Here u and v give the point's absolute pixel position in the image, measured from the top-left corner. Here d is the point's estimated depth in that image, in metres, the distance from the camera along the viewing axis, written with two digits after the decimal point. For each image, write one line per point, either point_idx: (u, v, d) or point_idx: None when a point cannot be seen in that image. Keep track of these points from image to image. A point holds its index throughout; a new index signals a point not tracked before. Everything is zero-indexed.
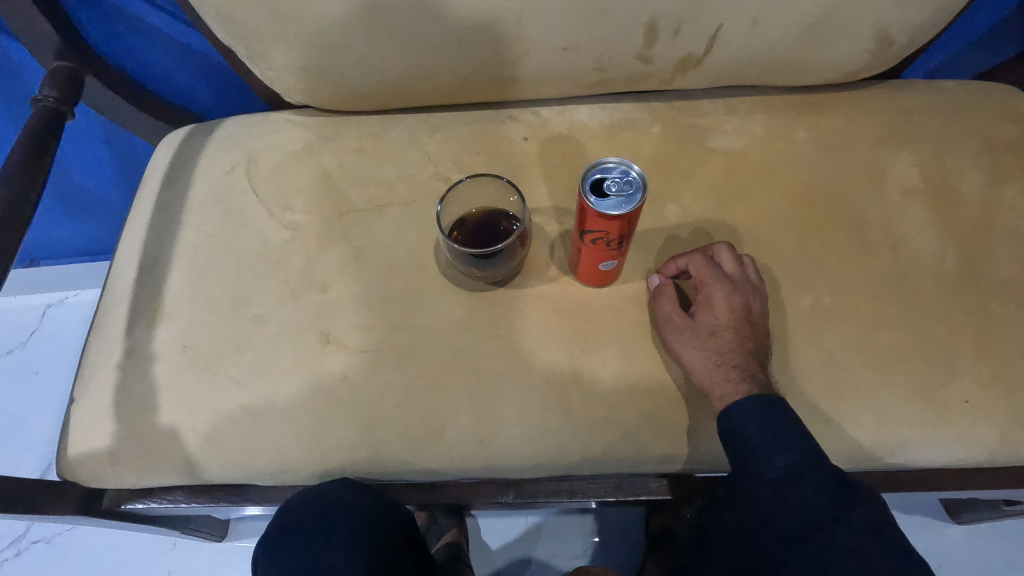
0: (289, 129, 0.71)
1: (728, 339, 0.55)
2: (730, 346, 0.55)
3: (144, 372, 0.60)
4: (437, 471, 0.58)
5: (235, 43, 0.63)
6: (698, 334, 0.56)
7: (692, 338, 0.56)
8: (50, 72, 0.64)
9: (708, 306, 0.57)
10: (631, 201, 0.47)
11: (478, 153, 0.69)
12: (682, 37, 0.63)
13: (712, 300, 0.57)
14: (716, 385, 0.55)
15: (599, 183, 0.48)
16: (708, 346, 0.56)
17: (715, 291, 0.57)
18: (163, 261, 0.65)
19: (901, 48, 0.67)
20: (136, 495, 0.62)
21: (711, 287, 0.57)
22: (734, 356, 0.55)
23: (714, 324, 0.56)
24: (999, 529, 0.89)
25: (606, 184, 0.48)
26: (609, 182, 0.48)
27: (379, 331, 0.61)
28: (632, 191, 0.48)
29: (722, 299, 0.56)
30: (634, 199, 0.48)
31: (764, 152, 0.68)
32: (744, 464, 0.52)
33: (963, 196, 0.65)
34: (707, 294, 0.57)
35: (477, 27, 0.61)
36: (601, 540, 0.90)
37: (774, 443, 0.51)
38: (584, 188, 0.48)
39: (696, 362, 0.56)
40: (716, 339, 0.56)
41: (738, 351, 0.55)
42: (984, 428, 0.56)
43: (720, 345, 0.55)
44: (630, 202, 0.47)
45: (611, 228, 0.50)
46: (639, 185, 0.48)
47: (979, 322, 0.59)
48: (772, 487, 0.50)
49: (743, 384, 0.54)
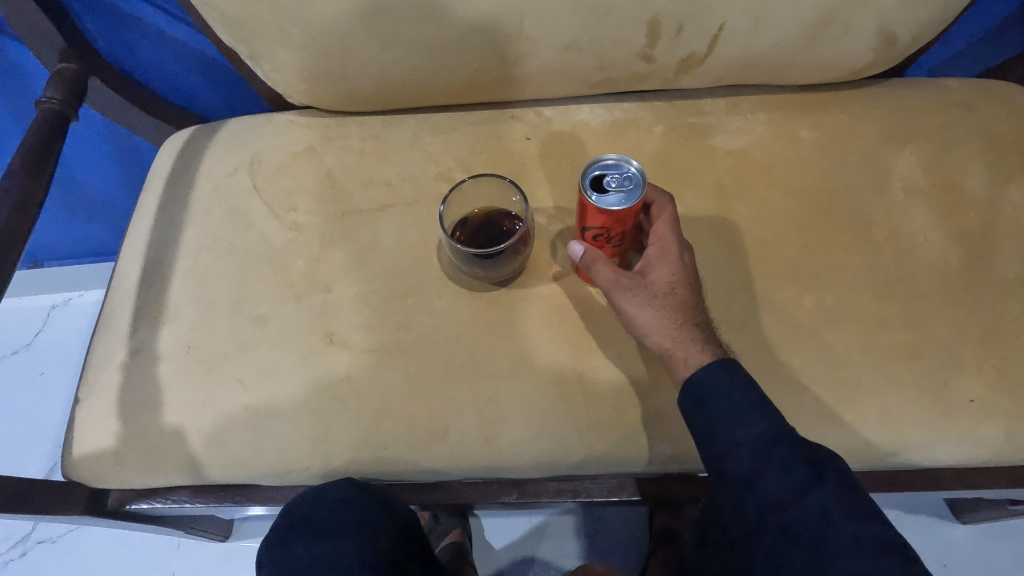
0: (292, 130, 0.72)
1: (685, 295, 0.54)
2: (688, 303, 0.54)
3: (148, 373, 0.60)
4: (441, 471, 0.58)
5: (237, 44, 0.63)
6: (656, 292, 0.53)
7: (650, 296, 0.53)
8: (54, 73, 0.64)
9: (661, 262, 0.54)
10: (631, 197, 0.47)
11: (480, 153, 0.70)
12: (684, 36, 0.63)
13: (666, 255, 0.54)
14: (679, 347, 0.53)
15: (599, 181, 0.49)
16: (669, 303, 0.53)
17: (670, 246, 0.55)
18: (167, 262, 0.65)
19: (905, 46, 0.67)
20: (141, 495, 0.62)
21: (666, 241, 0.55)
22: (692, 313, 0.54)
23: (669, 281, 0.54)
24: (1005, 530, 0.89)
25: (606, 181, 0.48)
26: (608, 180, 0.48)
27: (382, 331, 0.61)
28: (631, 187, 0.48)
29: (677, 253, 0.54)
30: (634, 195, 0.48)
31: (767, 151, 0.68)
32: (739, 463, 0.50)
33: (967, 195, 0.65)
34: (660, 249, 0.55)
35: (480, 27, 0.61)
36: (606, 540, 0.90)
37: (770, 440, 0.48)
38: (584, 186, 0.48)
39: (656, 324, 0.53)
40: (674, 298, 0.53)
41: (695, 307, 0.54)
42: (990, 428, 0.56)
43: (679, 303, 0.53)
44: (631, 198, 0.47)
45: (612, 225, 0.50)
46: (639, 182, 0.48)
47: (984, 321, 0.59)
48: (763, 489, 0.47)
49: (702, 341, 0.53)
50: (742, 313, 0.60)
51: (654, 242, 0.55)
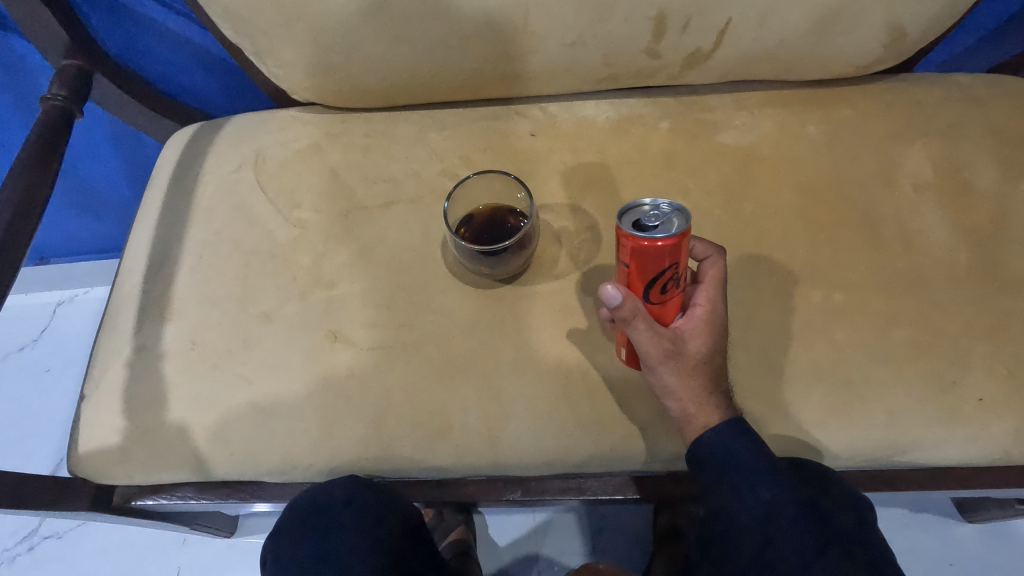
0: (297, 127, 0.72)
1: (719, 365, 0.52)
2: (719, 373, 0.52)
3: (153, 369, 0.60)
4: (445, 469, 0.58)
5: (242, 41, 0.63)
6: (693, 361, 0.51)
7: (687, 364, 0.50)
8: (59, 70, 0.64)
9: (704, 328, 0.51)
10: (682, 226, 0.44)
11: (485, 149, 0.69)
12: (691, 32, 0.63)
13: (711, 322, 0.51)
14: (704, 414, 0.51)
15: (637, 219, 0.45)
16: (702, 373, 0.51)
17: (715, 312, 0.52)
18: (172, 259, 0.65)
19: (915, 40, 0.66)
20: (146, 491, 0.62)
21: (715, 306, 0.52)
22: (721, 381, 0.52)
23: (709, 349, 0.51)
24: (1013, 530, 0.88)
25: (644, 215, 0.45)
26: (646, 215, 0.45)
27: (386, 328, 0.61)
28: (675, 216, 0.44)
29: (720, 321, 0.52)
30: (681, 222, 0.44)
31: (773, 147, 0.68)
32: (728, 488, 0.50)
33: (976, 192, 0.64)
34: (706, 313, 0.51)
35: (485, 23, 0.61)
36: (609, 538, 0.90)
37: (756, 470, 0.49)
38: (622, 224, 0.44)
39: (686, 391, 0.51)
40: (708, 367, 0.51)
41: (724, 378, 0.53)
42: (999, 427, 0.55)
43: (711, 371, 0.51)
44: (681, 227, 0.44)
45: (647, 263, 0.45)
46: (684, 214, 0.45)
47: (994, 319, 0.58)
48: (756, 515, 0.48)
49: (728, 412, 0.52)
50: (748, 311, 0.60)
51: (701, 303, 0.52)
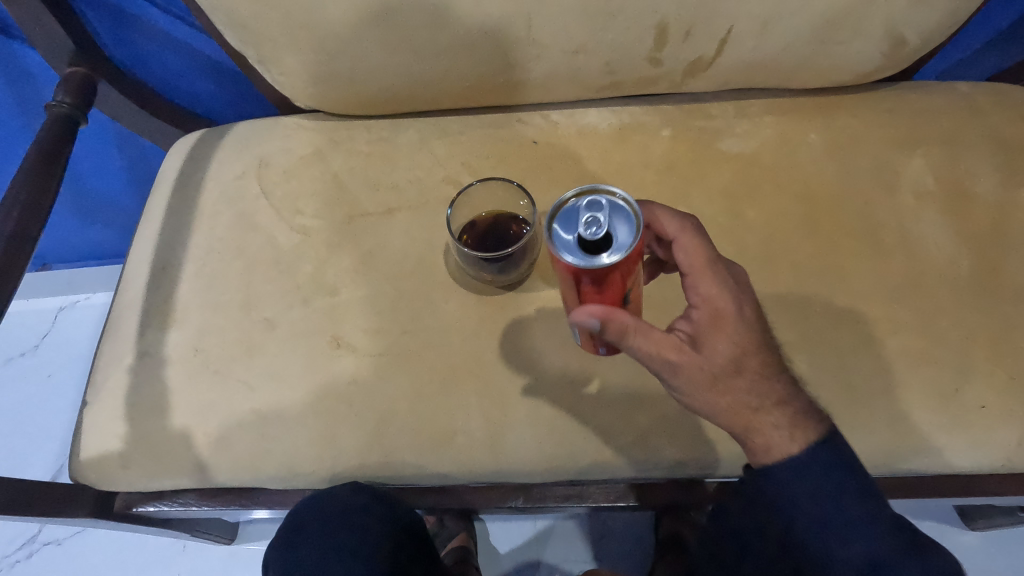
0: (300, 133, 0.72)
1: (754, 367, 0.47)
2: (757, 377, 0.47)
3: (156, 375, 0.60)
4: (447, 476, 0.57)
5: (246, 48, 0.64)
6: (716, 371, 0.46)
7: (713, 374, 0.46)
8: (65, 78, 0.64)
9: (716, 329, 0.47)
10: (624, 243, 0.40)
11: (488, 157, 0.69)
12: (692, 40, 0.63)
13: (721, 319, 0.47)
14: (757, 434, 0.48)
15: (577, 233, 0.40)
16: (733, 383, 0.47)
17: (721, 307, 0.47)
18: (175, 265, 0.66)
19: (916, 48, 0.66)
20: (147, 498, 0.62)
21: (716, 299, 0.47)
22: (762, 389, 0.47)
23: (733, 353, 0.46)
24: (1015, 538, 0.88)
25: (585, 230, 0.39)
26: (585, 230, 0.39)
27: (390, 334, 0.61)
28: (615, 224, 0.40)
29: (732, 316, 0.47)
30: (626, 237, 0.40)
31: (775, 154, 0.68)
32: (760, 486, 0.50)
33: (977, 199, 0.64)
34: (709, 313, 0.47)
35: (488, 30, 0.61)
36: (614, 546, 0.90)
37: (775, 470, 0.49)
38: (563, 250, 0.40)
39: (728, 410, 0.48)
40: (740, 376, 0.47)
41: (769, 381, 0.48)
42: (1001, 435, 0.55)
43: (748, 379, 0.47)
44: (629, 238, 0.40)
45: (608, 283, 0.42)
46: (626, 213, 0.40)
47: (995, 326, 0.58)
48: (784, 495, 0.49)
49: (783, 423, 0.48)
50: None
51: (700, 303, 0.48)
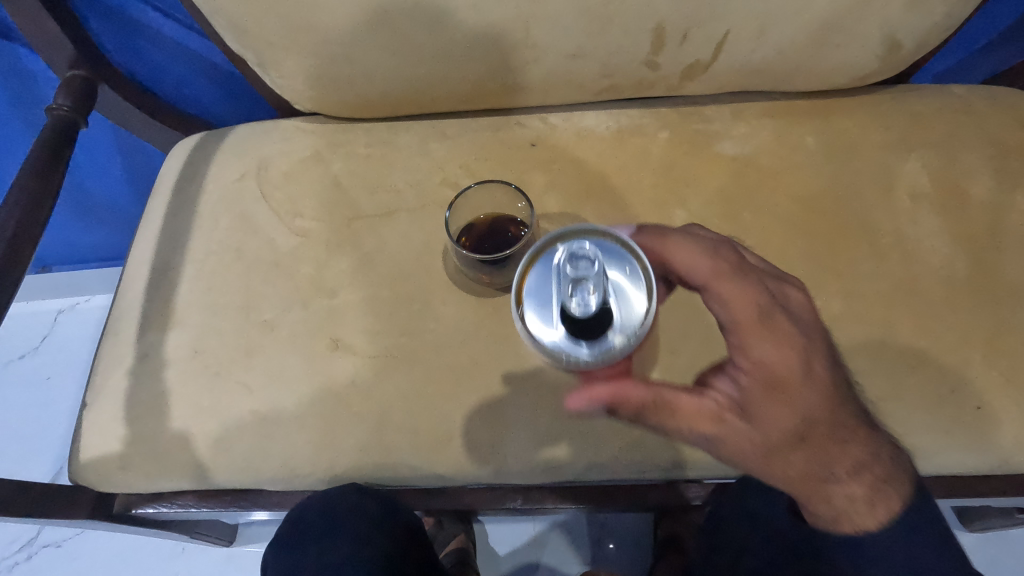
0: (299, 136, 0.72)
1: (817, 436, 0.45)
2: (821, 446, 0.45)
3: (155, 377, 0.60)
4: (446, 477, 0.58)
5: (246, 51, 0.64)
6: (774, 444, 0.44)
7: (768, 448, 0.45)
8: (65, 81, 0.65)
9: (773, 400, 0.44)
10: (616, 314, 0.43)
11: (486, 159, 0.70)
12: (689, 44, 0.63)
13: (774, 388, 0.44)
14: (823, 503, 0.47)
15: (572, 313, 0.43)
16: (795, 455, 0.45)
17: (778, 375, 0.44)
18: (175, 267, 0.66)
19: (912, 52, 0.67)
20: (146, 499, 0.62)
21: (770, 366, 0.44)
22: (828, 460, 0.46)
23: (792, 425, 0.44)
24: (1012, 539, 0.88)
25: (578, 308, 0.43)
26: (579, 309, 0.43)
27: (388, 336, 0.61)
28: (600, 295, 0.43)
29: (792, 384, 0.44)
30: (618, 306, 0.43)
31: (772, 157, 0.68)
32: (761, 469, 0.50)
33: (973, 201, 0.65)
34: (765, 382, 0.44)
35: (486, 34, 0.61)
36: (614, 547, 0.90)
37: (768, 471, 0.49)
38: (565, 334, 0.44)
39: (792, 482, 0.47)
40: (801, 447, 0.45)
41: (836, 448, 0.46)
42: (997, 435, 0.56)
43: (811, 451, 0.45)
44: (620, 306, 0.43)
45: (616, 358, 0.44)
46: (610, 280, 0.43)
47: (991, 328, 0.59)
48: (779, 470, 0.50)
49: (857, 493, 0.47)
50: None
51: (750, 368, 0.44)
